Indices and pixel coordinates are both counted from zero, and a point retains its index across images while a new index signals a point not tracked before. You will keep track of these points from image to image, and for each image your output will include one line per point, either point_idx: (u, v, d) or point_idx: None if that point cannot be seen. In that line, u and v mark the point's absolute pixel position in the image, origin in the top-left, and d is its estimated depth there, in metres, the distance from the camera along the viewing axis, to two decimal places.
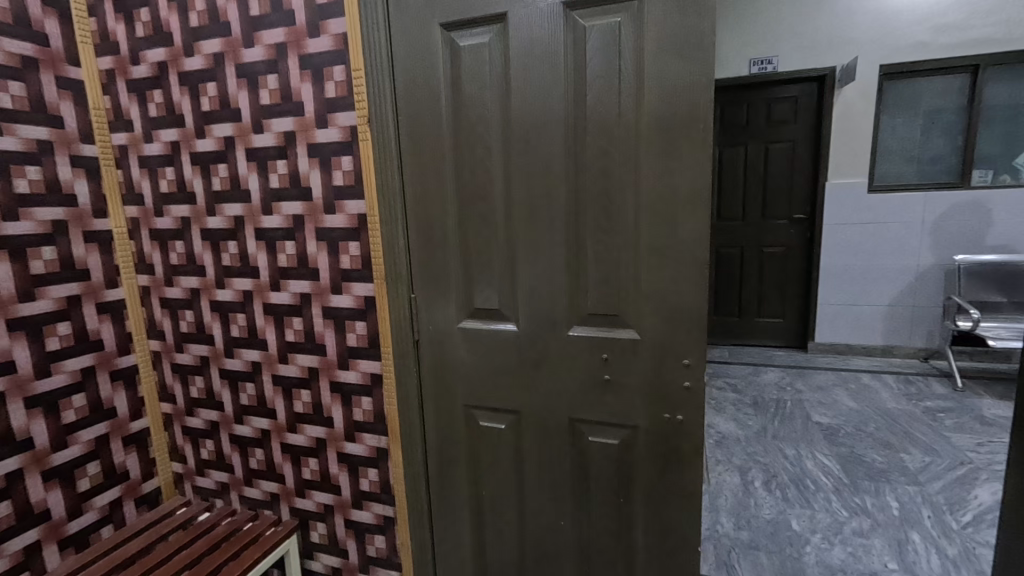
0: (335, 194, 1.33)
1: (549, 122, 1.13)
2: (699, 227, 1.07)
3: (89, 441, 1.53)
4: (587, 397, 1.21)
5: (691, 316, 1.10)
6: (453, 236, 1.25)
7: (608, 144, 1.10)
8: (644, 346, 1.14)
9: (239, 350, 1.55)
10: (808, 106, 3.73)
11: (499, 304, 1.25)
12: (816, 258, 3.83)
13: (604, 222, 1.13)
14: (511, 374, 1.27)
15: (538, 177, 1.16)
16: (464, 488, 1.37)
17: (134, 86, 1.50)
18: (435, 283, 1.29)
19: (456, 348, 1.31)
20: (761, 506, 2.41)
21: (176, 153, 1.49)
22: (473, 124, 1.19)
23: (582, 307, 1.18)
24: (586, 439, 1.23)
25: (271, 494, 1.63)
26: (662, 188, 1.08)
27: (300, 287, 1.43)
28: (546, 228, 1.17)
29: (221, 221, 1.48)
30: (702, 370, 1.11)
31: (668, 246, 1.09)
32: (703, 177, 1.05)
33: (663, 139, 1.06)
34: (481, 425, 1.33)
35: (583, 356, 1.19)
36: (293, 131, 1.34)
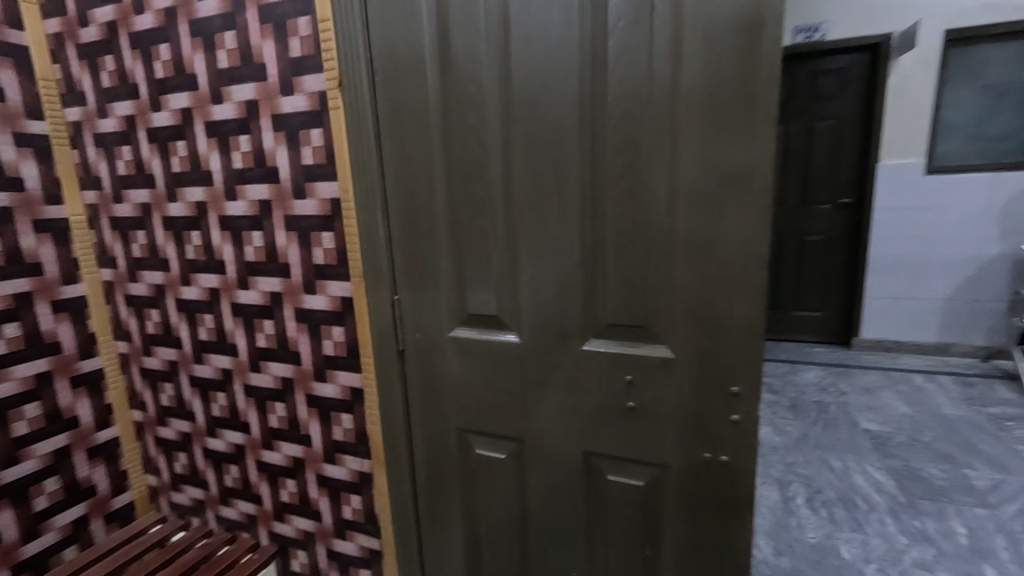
0: (305, 175, 1.12)
1: (559, 80, 0.88)
2: (757, 216, 0.81)
3: (46, 455, 1.37)
4: (605, 427, 0.97)
5: (743, 332, 0.85)
6: (442, 226, 1.02)
7: (637, 108, 0.85)
8: (679, 368, 0.89)
9: (208, 356, 1.36)
10: (857, 79, 3.32)
11: (497, 309, 1.01)
12: (863, 247, 3.45)
13: (630, 209, 0.88)
14: (512, 395, 1.04)
15: (545, 151, 0.91)
16: (458, 523, 1.16)
17: (84, 52, 1.30)
18: (421, 282, 1.07)
19: (447, 361, 1.08)
20: (805, 527, 2.14)
21: (132, 129, 1.29)
22: (464, 86, 0.95)
23: (600, 315, 0.94)
24: (604, 477, 1.00)
25: (247, 516, 1.45)
26: (709, 165, 0.82)
27: (270, 286, 1.22)
28: (555, 216, 0.93)
29: (182, 208, 1.28)
30: (755, 401, 0.86)
31: (716, 241, 0.84)
32: (767, 152, 0.79)
33: (710, 99, 0.80)
34: (477, 454, 1.10)
35: (602, 377, 0.95)
36: (255, 100, 1.13)
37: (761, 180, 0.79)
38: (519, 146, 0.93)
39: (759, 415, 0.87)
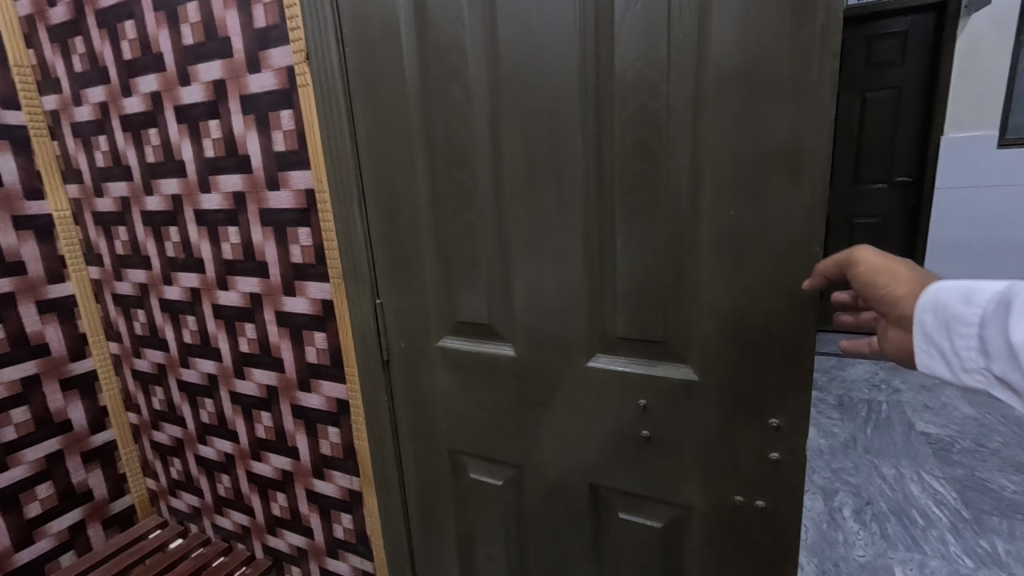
0: (278, 163, 0.99)
1: (555, 39, 0.71)
2: (809, 206, 0.63)
3: (37, 460, 1.32)
4: (616, 457, 0.82)
5: (787, 351, 0.68)
6: (425, 221, 0.88)
7: (652, 69, 0.67)
8: (705, 393, 0.73)
9: (194, 359, 1.28)
10: (919, 42, 2.89)
11: (489, 317, 0.87)
12: (923, 229, 3.07)
13: (645, 198, 0.71)
14: (509, 415, 0.90)
15: (539, 127, 0.75)
16: (453, 552, 1.04)
17: (55, 35, 1.20)
18: (404, 284, 0.93)
19: (436, 374, 0.95)
20: (852, 544, 1.94)
21: (106, 117, 1.20)
22: (444, 52, 0.79)
23: (608, 326, 0.78)
24: (615, 514, 0.86)
25: (242, 527, 1.38)
26: (744, 141, 0.64)
27: (249, 286, 1.12)
28: (553, 209, 0.77)
29: (159, 201, 1.19)
30: (799, 437, 0.69)
31: (753, 238, 0.66)
32: (825, 120, 0.60)
33: (748, 54, 0.62)
34: (471, 479, 0.98)
35: (610, 400, 0.80)
36: (222, 80, 1.00)
37: (814, 159, 0.61)
38: (509, 122, 0.77)
39: (805, 454, 0.70)
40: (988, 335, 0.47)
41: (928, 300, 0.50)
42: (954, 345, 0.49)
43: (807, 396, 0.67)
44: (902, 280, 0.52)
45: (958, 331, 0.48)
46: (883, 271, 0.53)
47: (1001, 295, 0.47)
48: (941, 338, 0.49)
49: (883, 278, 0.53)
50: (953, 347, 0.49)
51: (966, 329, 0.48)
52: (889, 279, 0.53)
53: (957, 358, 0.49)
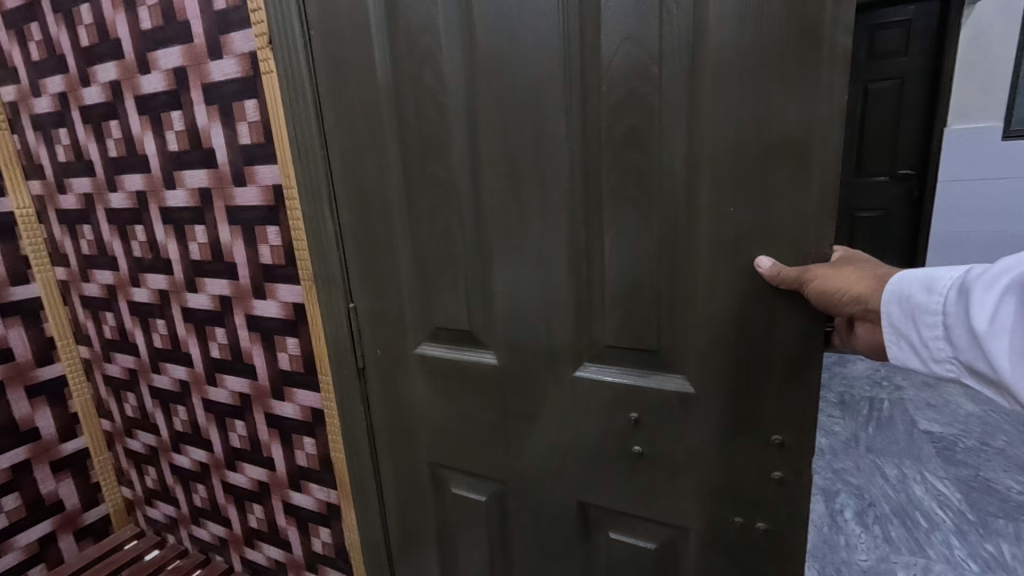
0: (243, 156, 0.92)
1: (535, 18, 0.64)
2: (818, 202, 0.56)
3: (3, 471, 1.26)
4: (605, 475, 0.76)
5: (793, 362, 0.61)
6: (398, 220, 0.81)
7: (642, 49, 0.60)
8: (703, 407, 0.67)
9: (165, 365, 1.21)
10: (923, 31, 2.80)
11: (468, 323, 0.81)
12: (925, 222, 3.00)
13: (635, 193, 0.65)
14: (491, 428, 0.83)
15: (519, 117, 0.68)
16: (436, 569, 0.98)
17: (10, 21, 1.13)
18: (380, 288, 0.87)
19: (413, 383, 0.89)
20: (854, 548, 1.89)
21: (66, 109, 1.13)
22: (416, 33, 0.72)
23: (596, 334, 0.72)
24: (605, 534, 0.80)
25: (219, 539, 1.32)
26: (745, 128, 0.57)
27: (218, 288, 1.05)
28: (534, 206, 0.71)
29: (123, 198, 1.12)
30: (805, 457, 0.63)
31: (755, 237, 0.60)
32: (839, 105, 0.53)
33: (752, 31, 0.55)
34: (453, 494, 0.92)
35: (597, 415, 0.74)
36: (182, 68, 0.93)
37: (825, 149, 0.55)
38: (486, 111, 0.70)
39: (812, 475, 0.64)
40: (952, 323, 0.48)
41: (891, 292, 0.50)
42: (922, 336, 0.49)
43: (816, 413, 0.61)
44: (859, 281, 0.53)
45: (924, 321, 0.49)
46: (838, 274, 0.54)
47: (959, 283, 0.47)
48: (908, 329, 0.50)
49: (838, 280, 0.54)
50: (920, 338, 0.50)
51: (931, 318, 0.48)
52: (847, 281, 0.53)
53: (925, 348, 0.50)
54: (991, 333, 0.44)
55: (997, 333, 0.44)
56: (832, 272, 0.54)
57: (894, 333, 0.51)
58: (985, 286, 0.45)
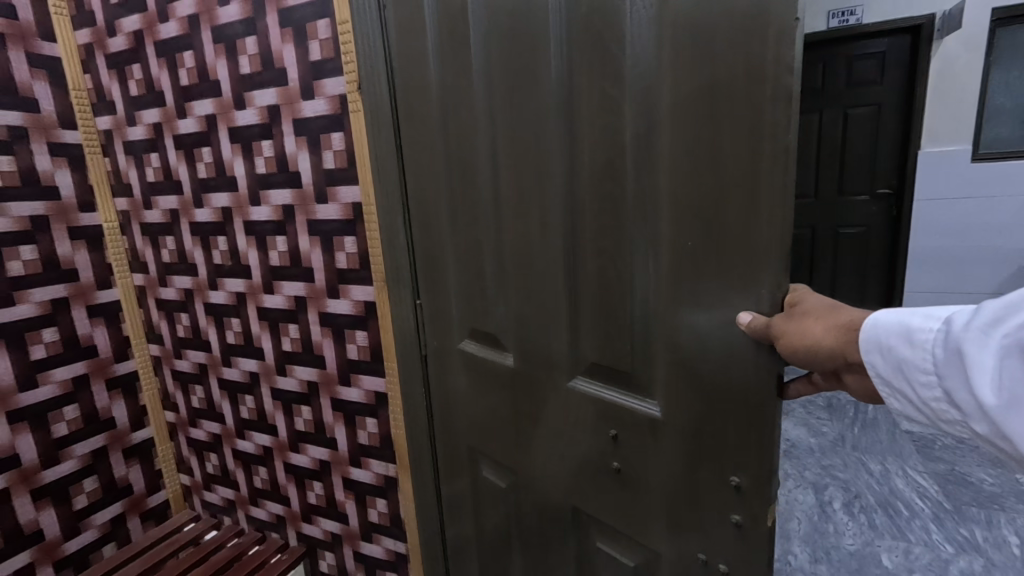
0: (326, 179, 1.11)
1: (548, 68, 0.77)
2: (762, 229, 0.61)
3: (84, 455, 1.41)
4: (594, 484, 0.88)
5: (749, 406, 0.66)
6: (449, 235, 0.99)
7: (614, 87, 0.71)
8: (671, 432, 0.75)
9: (236, 359, 1.38)
10: (897, 62, 3.08)
11: (497, 328, 0.97)
12: (903, 239, 3.23)
13: (611, 220, 0.75)
14: (507, 424, 0.99)
15: (529, 151, 0.83)
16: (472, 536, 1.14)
17: (113, 61, 1.32)
18: (436, 290, 1.05)
19: (456, 372, 1.06)
20: (842, 534, 2.06)
21: (159, 137, 1.31)
22: (459, 84, 0.90)
23: (582, 351, 0.84)
24: (594, 543, 0.92)
25: (277, 516, 1.47)
26: (700, 167, 0.65)
27: (294, 290, 1.23)
28: (538, 223, 0.85)
29: (209, 213, 1.30)
30: (758, 500, 0.68)
31: (709, 266, 0.66)
32: (781, 147, 0.58)
33: (703, 73, 0.62)
34: (485, 476, 1.08)
35: (588, 424, 0.86)
36: (276, 105, 1.12)
37: (767, 185, 0.59)
38: (506, 147, 0.86)
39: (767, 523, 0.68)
40: (945, 381, 0.51)
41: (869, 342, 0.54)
42: (918, 393, 0.53)
43: (769, 458, 0.66)
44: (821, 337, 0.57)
45: (917, 379, 0.52)
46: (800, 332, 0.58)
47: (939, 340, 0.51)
48: (902, 387, 0.54)
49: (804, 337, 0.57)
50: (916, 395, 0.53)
51: (924, 377, 0.52)
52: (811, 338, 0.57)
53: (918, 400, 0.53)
54: (992, 396, 0.47)
55: (999, 395, 0.47)
56: (794, 323, 0.58)
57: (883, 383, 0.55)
58: (975, 346, 0.48)
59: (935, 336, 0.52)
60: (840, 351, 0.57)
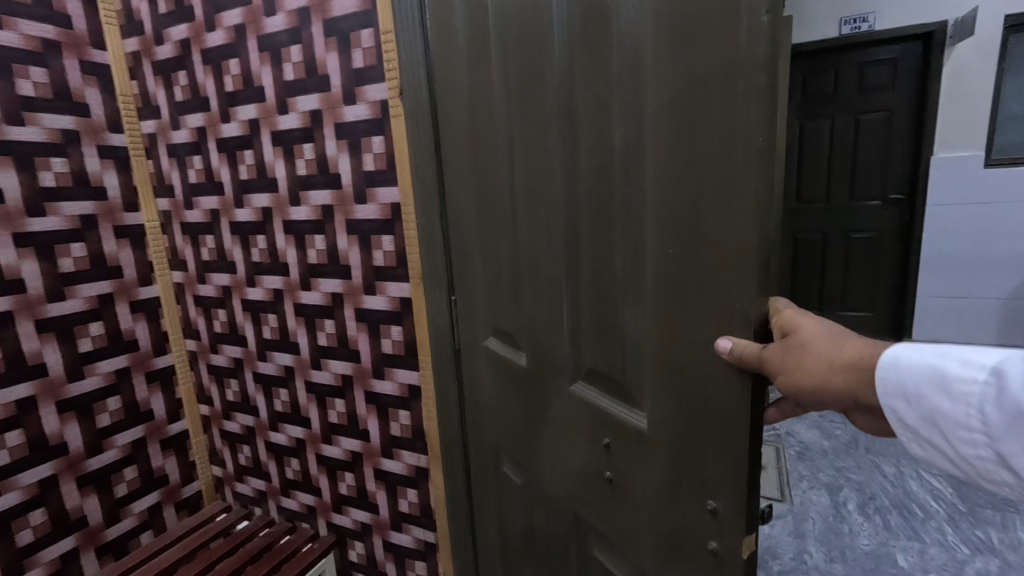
0: (366, 180, 1.17)
1: (548, 70, 0.77)
2: (740, 240, 0.57)
3: (125, 445, 1.47)
4: (590, 491, 0.86)
5: (728, 427, 0.62)
6: (476, 235, 1.02)
7: (605, 88, 0.69)
8: (654, 448, 0.71)
9: (272, 353, 1.44)
10: (909, 68, 3.11)
11: (514, 328, 0.98)
12: (915, 244, 3.25)
13: (603, 226, 0.74)
14: (521, 423, 1.00)
15: (533, 154, 0.83)
16: (495, 529, 1.18)
17: (159, 68, 1.39)
18: (467, 287, 1.08)
19: (481, 368, 1.09)
20: (857, 534, 2.08)
21: (202, 140, 1.38)
22: (480, 90, 0.92)
23: (581, 357, 0.83)
24: (591, 552, 0.90)
25: (308, 507, 1.52)
26: (680, 172, 0.61)
27: (331, 287, 1.28)
28: (542, 227, 0.84)
29: (249, 213, 1.36)
30: (735, 526, 0.63)
31: (689, 279, 0.63)
32: (755, 150, 0.54)
33: (683, 73, 0.59)
34: (504, 472, 1.11)
35: (583, 429, 0.84)
36: (319, 110, 1.18)
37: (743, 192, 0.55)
38: (516, 150, 0.87)
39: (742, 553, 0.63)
40: (986, 441, 0.48)
41: (893, 389, 0.52)
42: (958, 450, 0.50)
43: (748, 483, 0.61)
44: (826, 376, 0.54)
45: (958, 437, 0.50)
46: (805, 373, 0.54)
47: (982, 396, 0.48)
48: (940, 441, 0.51)
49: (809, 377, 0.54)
50: (955, 450, 0.50)
51: (966, 434, 0.49)
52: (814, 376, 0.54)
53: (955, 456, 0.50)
54: None
55: None
56: (794, 355, 0.54)
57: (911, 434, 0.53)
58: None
59: (972, 390, 0.49)
60: (848, 390, 0.54)
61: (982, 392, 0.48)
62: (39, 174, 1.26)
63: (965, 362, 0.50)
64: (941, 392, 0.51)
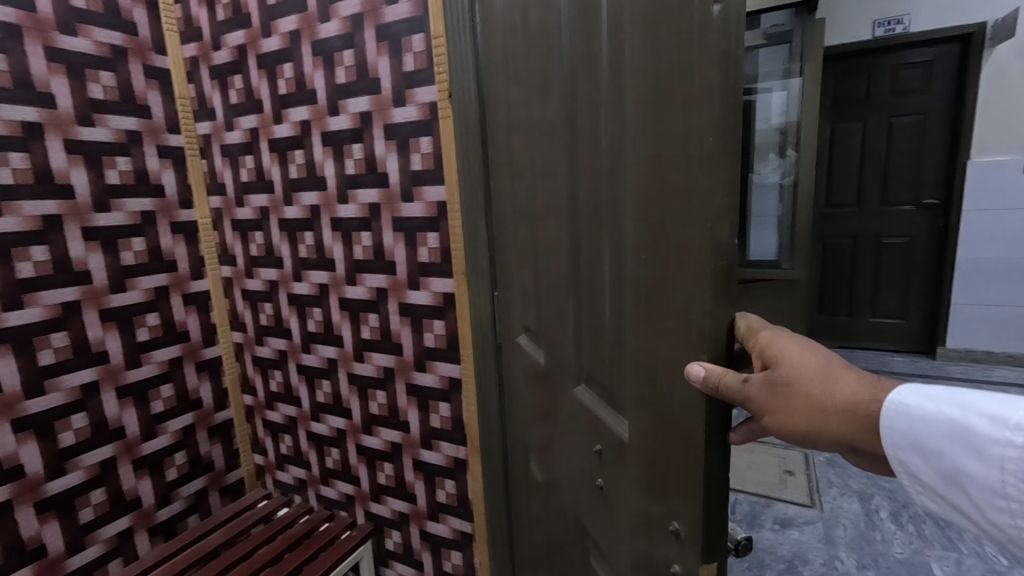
0: (413, 179, 1.21)
1: (559, 72, 0.79)
2: (693, 248, 0.53)
3: (176, 431, 1.55)
4: (591, 495, 0.86)
5: (683, 440, 0.58)
6: (510, 233, 1.06)
7: (597, 89, 0.69)
8: (631, 457, 0.69)
9: (316, 346, 1.49)
10: (945, 71, 3.06)
11: (535, 326, 1.01)
12: (949, 250, 3.18)
13: (596, 227, 0.74)
14: (544, 419, 1.02)
15: (548, 154, 0.85)
16: (527, 523, 1.21)
17: (216, 73, 1.46)
18: (504, 283, 1.12)
19: (518, 364, 1.12)
20: (890, 542, 2.04)
21: (255, 141, 1.44)
22: (511, 92, 0.95)
23: (582, 361, 0.83)
24: (590, 557, 0.91)
25: (346, 495, 1.57)
26: (647, 174, 0.59)
27: (376, 282, 1.33)
28: (554, 224, 0.86)
29: (298, 211, 1.41)
30: (694, 551, 0.58)
31: (654, 286, 0.60)
32: (705, 152, 0.50)
33: (653, 70, 0.56)
34: (532, 468, 1.14)
35: (584, 431, 0.84)
36: (369, 112, 1.23)
37: (694, 196, 0.52)
38: (535, 149, 0.89)
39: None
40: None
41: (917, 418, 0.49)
42: (992, 519, 0.43)
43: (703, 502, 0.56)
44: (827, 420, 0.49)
45: (993, 505, 0.43)
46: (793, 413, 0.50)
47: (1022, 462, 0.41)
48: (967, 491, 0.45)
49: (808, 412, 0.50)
50: (990, 519, 0.44)
51: (1002, 503, 0.43)
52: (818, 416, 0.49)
53: (984, 523, 0.44)
54: None
55: None
56: (778, 398, 0.50)
57: (931, 492, 0.48)
58: None
59: (1009, 453, 0.42)
60: (846, 439, 0.49)
61: (1021, 457, 0.41)
62: (105, 172, 1.34)
63: (992, 419, 0.43)
64: (968, 451, 0.44)
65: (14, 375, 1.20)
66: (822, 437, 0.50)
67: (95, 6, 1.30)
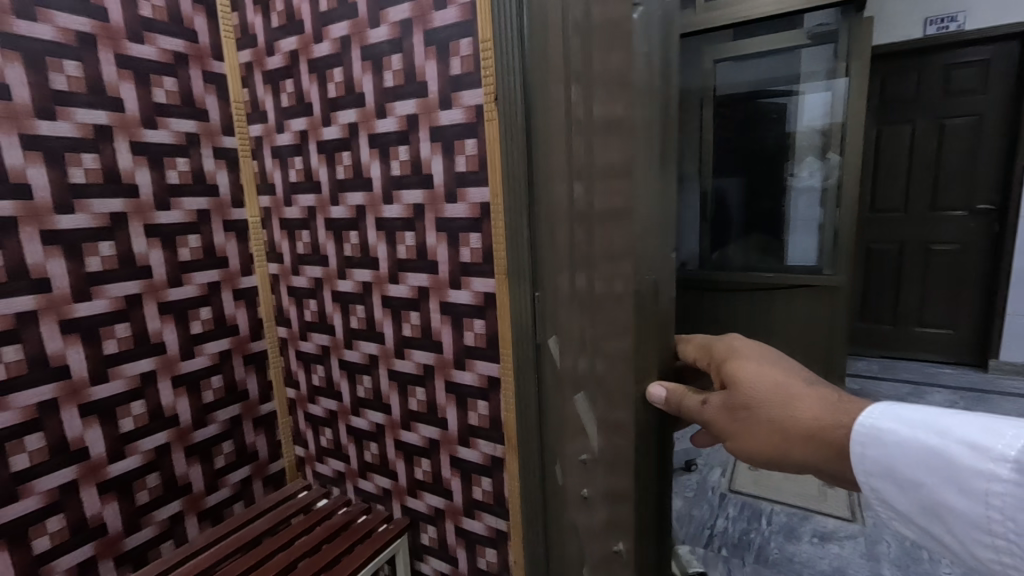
0: (457, 181, 1.23)
1: (561, 82, 0.82)
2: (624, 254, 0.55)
3: (225, 420, 1.62)
4: (579, 499, 0.88)
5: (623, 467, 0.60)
6: (541, 235, 1.08)
7: (574, 97, 0.71)
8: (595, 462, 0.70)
9: (358, 342, 1.53)
10: (1003, 70, 2.92)
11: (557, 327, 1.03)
12: (1008, 257, 3.00)
13: (576, 232, 0.76)
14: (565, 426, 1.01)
15: (558, 160, 0.89)
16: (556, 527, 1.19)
17: (268, 78, 1.52)
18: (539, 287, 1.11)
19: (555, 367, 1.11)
20: (938, 563, 1.95)
21: (304, 143, 1.49)
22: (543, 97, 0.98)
23: (576, 363, 0.86)
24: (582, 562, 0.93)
25: (383, 489, 1.61)
26: (592, 181, 0.61)
27: (418, 280, 1.36)
28: (559, 227, 0.90)
29: (344, 210, 1.46)
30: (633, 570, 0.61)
31: (601, 291, 0.62)
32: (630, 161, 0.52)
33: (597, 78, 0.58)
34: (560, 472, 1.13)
35: (576, 437, 0.86)
36: (415, 115, 1.26)
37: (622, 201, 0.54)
38: (552, 155, 0.93)
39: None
40: (1008, 548, 0.46)
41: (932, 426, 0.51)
42: (977, 555, 0.48)
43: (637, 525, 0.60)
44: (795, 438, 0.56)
45: (978, 541, 0.47)
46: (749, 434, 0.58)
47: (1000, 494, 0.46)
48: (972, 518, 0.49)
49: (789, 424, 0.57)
50: (975, 555, 0.48)
51: (986, 539, 0.47)
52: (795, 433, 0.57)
53: (965, 555, 0.49)
54: None
55: None
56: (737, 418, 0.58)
57: (907, 520, 0.53)
58: None
59: (992, 487, 0.46)
60: (811, 461, 0.57)
61: (1004, 490, 0.46)
62: (166, 172, 1.42)
63: (971, 447, 0.48)
64: (950, 484, 0.49)
65: (83, 362, 1.28)
66: (788, 459, 0.57)
67: (160, 15, 1.38)
